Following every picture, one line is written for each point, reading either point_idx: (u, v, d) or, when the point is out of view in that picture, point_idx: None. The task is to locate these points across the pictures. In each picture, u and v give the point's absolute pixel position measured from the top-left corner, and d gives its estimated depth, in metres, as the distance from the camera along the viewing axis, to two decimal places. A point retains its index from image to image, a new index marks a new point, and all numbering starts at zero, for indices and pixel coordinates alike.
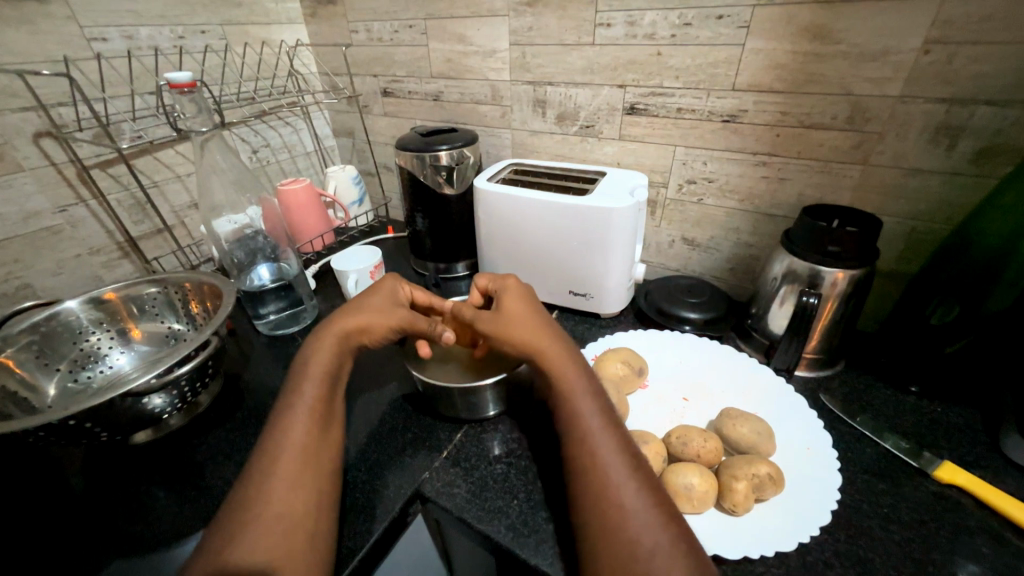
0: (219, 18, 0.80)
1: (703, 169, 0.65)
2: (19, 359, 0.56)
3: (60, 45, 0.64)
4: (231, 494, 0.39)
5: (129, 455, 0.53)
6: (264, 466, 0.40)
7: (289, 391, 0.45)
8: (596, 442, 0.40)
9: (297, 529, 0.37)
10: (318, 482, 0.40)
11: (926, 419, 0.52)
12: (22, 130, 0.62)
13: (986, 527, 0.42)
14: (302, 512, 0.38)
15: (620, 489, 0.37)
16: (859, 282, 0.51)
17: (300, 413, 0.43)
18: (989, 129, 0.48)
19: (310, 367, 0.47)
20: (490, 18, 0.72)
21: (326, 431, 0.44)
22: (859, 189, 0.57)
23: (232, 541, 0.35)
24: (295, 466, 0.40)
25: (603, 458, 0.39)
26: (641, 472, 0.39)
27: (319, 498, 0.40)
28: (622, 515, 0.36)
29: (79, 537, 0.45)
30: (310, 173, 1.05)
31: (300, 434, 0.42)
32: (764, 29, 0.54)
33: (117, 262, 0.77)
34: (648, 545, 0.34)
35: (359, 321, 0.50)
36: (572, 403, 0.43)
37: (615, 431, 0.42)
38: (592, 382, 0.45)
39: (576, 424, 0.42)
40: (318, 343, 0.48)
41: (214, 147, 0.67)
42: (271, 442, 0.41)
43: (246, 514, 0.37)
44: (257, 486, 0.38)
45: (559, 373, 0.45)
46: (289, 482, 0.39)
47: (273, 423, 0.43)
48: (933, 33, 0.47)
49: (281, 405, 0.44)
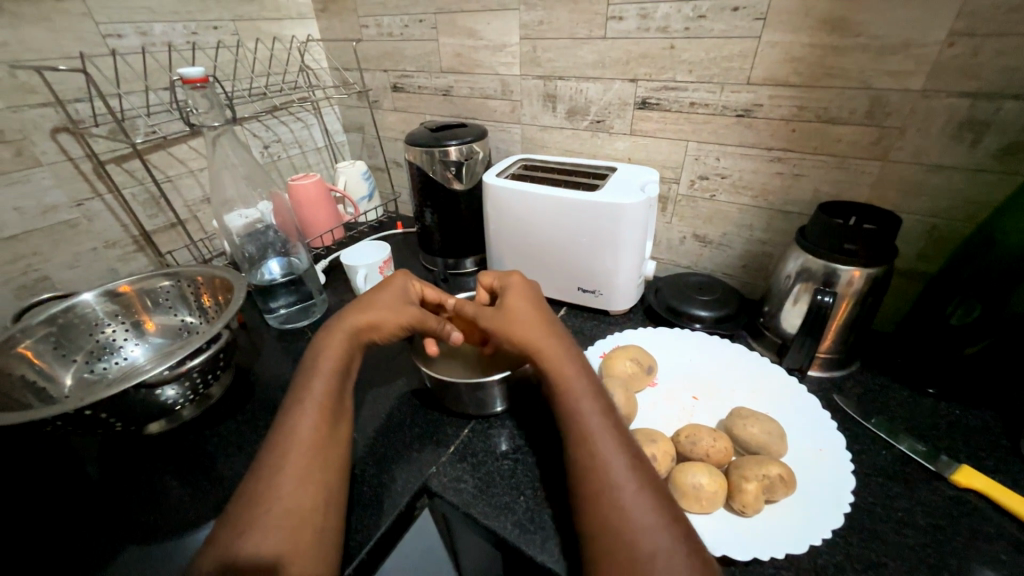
0: (231, 14, 0.81)
1: (716, 165, 0.64)
2: (37, 350, 0.57)
3: (77, 41, 0.64)
4: (241, 487, 0.39)
5: (142, 445, 0.54)
6: (273, 461, 0.40)
7: (298, 387, 0.46)
8: (596, 442, 0.40)
9: (305, 524, 0.37)
10: (326, 478, 0.41)
11: (943, 422, 0.51)
12: (41, 125, 0.63)
13: (1004, 533, 0.41)
14: (310, 506, 0.38)
15: (620, 490, 0.37)
16: (876, 281, 0.50)
17: (309, 409, 0.44)
18: (1015, 124, 0.46)
19: (320, 362, 0.47)
20: (500, 12, 0.71)
21: (334, 426, 0.44)
22: (877, 186, 0.55)
23: (241, 535, 0.35)
24: (303, 461, 0.40)
25: (603, 458, 0.39)
26: (644, 473, 0.39)
27: (328, 492, 0.40)
28: (629, 516, 0.36)
29: (94, 524, 0.46)
30: (320, 168, 1.05)
31: (309, 429, 0.42)
32: (781, 21, 0.52)
33: (132, 256, 0.78)
34: (649, 546, 0.34)
35: (369, 318, 0.50)
36: (571, 403, 0.43)
37: (615, 430, 0.41)
38: (591, 380, 0.45)
39: (576, 424, 0.42)
40: (326, 340, 0.49)
41: (226, 142, 0.67)
42: (280, 437, 0.42)
43: (255, 507, 0.37)
44: (266, 481, 0.39)
45: (562, 372, 0.44)
46: (297, 476, 0.39)
47: (283, 417, 0.43)
48: (959, 25, 0.45)
49: (291, 400, 0.45)
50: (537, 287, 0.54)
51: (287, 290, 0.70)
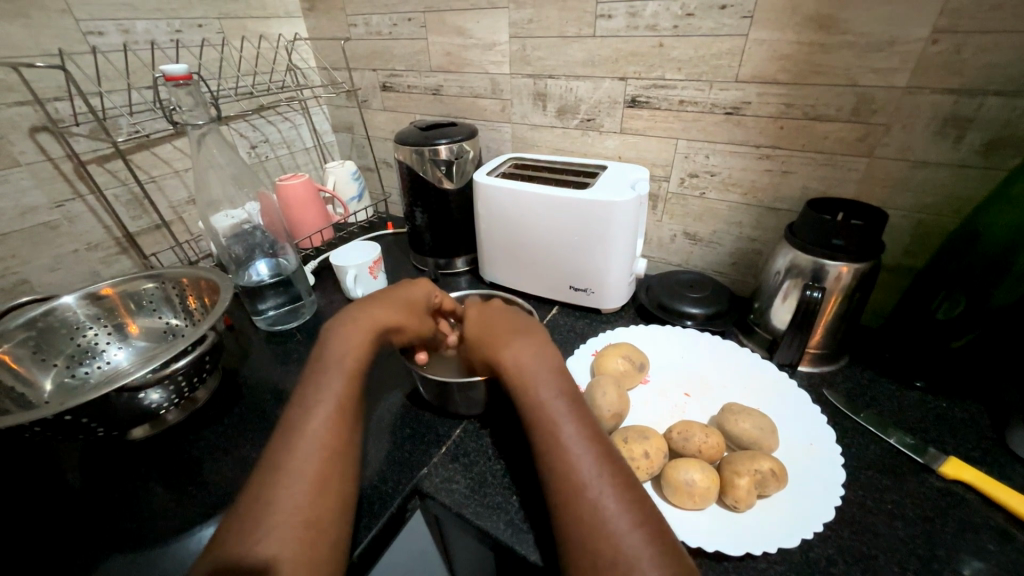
0: (216, 12, 0.79)
1: (705, 163, 0.65)
2: (16, 355, 0.56)
3: (56, 38, 0.63)
4: (244, 491, 0.38)
5: (125, 451, 0.53)
6: (286, 466, 0.38)
7: (319, 364, 0.45)
8: (565, 446, 0.39)
9: (321, 536, 0.36)
10: (342, 489, 0.39)
11: (931, 415, 0.51)
12: (18, 124, 0.61)
13: (992, 524, 0.41)
14: (326, 522, 0.37)
15: (590, 492, 0.36)
16: (865, 276, 0.51)
17: (324, 413, 0.42)
18: (997, 120, 0.47)
19: (331, 361, 0.45)
20: (490, 10, 0.71)
21: (350, 431, 0.42)
22: (864, 182, 0.56)
23: (254, 542, 0.34)
24: (322, 469, 0.39)
25: (571, 462, 0.38)
26: (614, 470, 0.38)
27: (343, 506, 0.39)
28: (600, 519, 0.35)
29: (76, 533, 0.45)
30: (309, 168, 1.05)
31: (323, 436, 0.40)
32: (768, 19, 0.53)
33: (115, 257, 0.77)
34: (620, 547, 0.33)
35: (381, 318, 0.49)
36: (539, 409, 0.42)
37: (586, 430, 0.41)
38: (563, 383, 0.44)
39: (546, 430, 0.41)
40: (352, 336, 0.47)
41: (211, 141, 0.65)
42: (292, 441, 0.40)
43: (269, 516, 0.36)
44: (275, 483, 0.38)
45: (528, 378, 0.44)
46: (314, 486, 0.38)
47: (295, 416, 0.42)
48: (942, 22, 0.46)
49: (303, 397, 0.43)
50: (511, 307, 0.55)
51: (275, 291, 0.69)
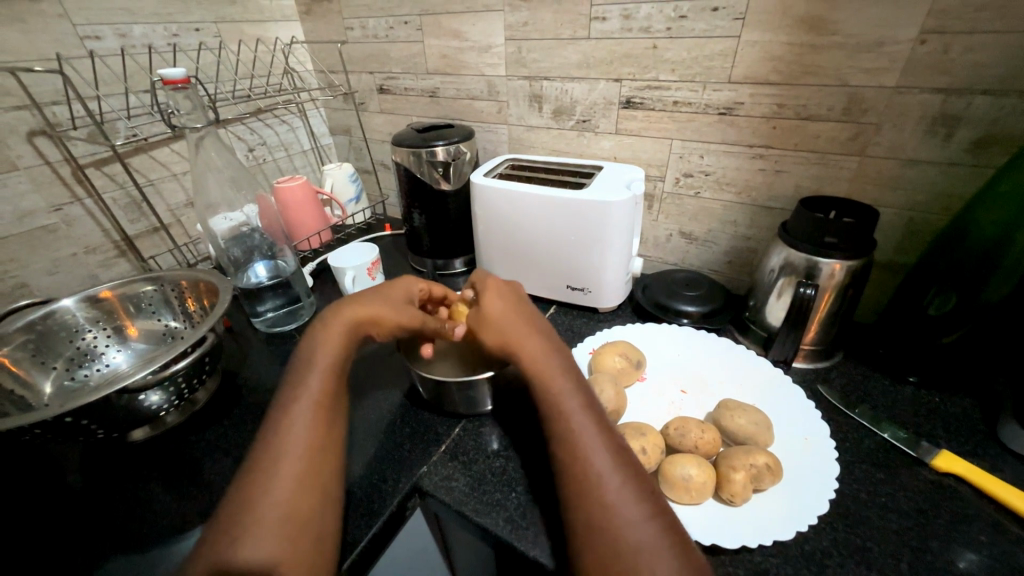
0: (213, 16, 0.80)
1: (700, 163, 0.65)
2: (15, 358, 0.56)
3: (54, 43, 0.63)
4: (237, 484, 0.38)
5: (125, 453, 0.53)
6: (268, 462, 0.39)
7: (300, 365, 0.46)
8: (579, 439, 0.39)
9: (306, 530, 0.36)
10: (324, 484, 0.39)
11: (924, 409, 0.52)
12: (16, 129, 0.62)
13: (983, 514, 0.42)
14: (308, 517, 0.37)
15: (604, 484, 0.37)
16: (856, 273, 0.51)
17: (306, 410, 0.42)
18: (986, 118, 0.48)
19: (323, 358, 0.46)
20: (485, 13, 0.72)
21: (331, 428, 0.43)
22: (856, 181, 0.57)
23: (234, 539, 0.34)
24: (303, 465, 0.39)
25: (583, 454, 0.39)
26: (626, 464, 0.38)
27: (325, 502, 0.39)
28: (613, 512, 0.35)
29: (77, 534, 0.45)
30: (306, 171, 1.05)
31: (306, 433, 0.41)
32: (761, 21, 0.54)
33: (113, 261, 0.77)
34: (632, 539, 0.34)
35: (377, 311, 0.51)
36: (554, 402, 0.42)
37: (597, 423, 0.41)
38: (572, 377, 0.45)
39: (559, 420, 0.41)
40: (328, 337, 0.48)
41: (209, 143, 0.66)
42: (285, 435, 0.40)
43: (250, 512, 0.36)
44: (260, 479, 0.38)
45: (542, 372, 0.44)
46: (297, 481, 0.38)
47: (277, 415, 0.42)
48: (929, 23, 0.46)
49: (284, 397, 0.44)
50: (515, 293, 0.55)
51: (274, 293, 0.69)
